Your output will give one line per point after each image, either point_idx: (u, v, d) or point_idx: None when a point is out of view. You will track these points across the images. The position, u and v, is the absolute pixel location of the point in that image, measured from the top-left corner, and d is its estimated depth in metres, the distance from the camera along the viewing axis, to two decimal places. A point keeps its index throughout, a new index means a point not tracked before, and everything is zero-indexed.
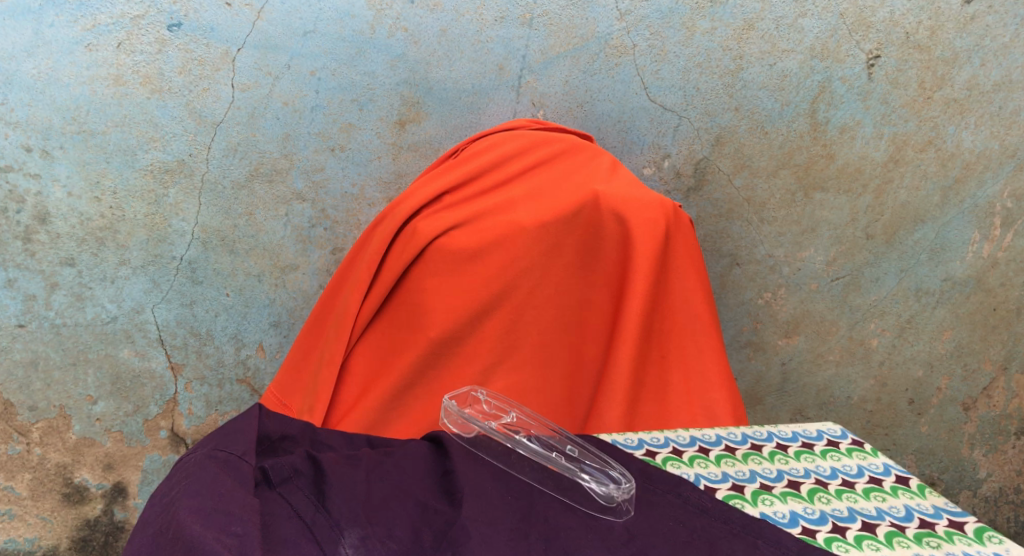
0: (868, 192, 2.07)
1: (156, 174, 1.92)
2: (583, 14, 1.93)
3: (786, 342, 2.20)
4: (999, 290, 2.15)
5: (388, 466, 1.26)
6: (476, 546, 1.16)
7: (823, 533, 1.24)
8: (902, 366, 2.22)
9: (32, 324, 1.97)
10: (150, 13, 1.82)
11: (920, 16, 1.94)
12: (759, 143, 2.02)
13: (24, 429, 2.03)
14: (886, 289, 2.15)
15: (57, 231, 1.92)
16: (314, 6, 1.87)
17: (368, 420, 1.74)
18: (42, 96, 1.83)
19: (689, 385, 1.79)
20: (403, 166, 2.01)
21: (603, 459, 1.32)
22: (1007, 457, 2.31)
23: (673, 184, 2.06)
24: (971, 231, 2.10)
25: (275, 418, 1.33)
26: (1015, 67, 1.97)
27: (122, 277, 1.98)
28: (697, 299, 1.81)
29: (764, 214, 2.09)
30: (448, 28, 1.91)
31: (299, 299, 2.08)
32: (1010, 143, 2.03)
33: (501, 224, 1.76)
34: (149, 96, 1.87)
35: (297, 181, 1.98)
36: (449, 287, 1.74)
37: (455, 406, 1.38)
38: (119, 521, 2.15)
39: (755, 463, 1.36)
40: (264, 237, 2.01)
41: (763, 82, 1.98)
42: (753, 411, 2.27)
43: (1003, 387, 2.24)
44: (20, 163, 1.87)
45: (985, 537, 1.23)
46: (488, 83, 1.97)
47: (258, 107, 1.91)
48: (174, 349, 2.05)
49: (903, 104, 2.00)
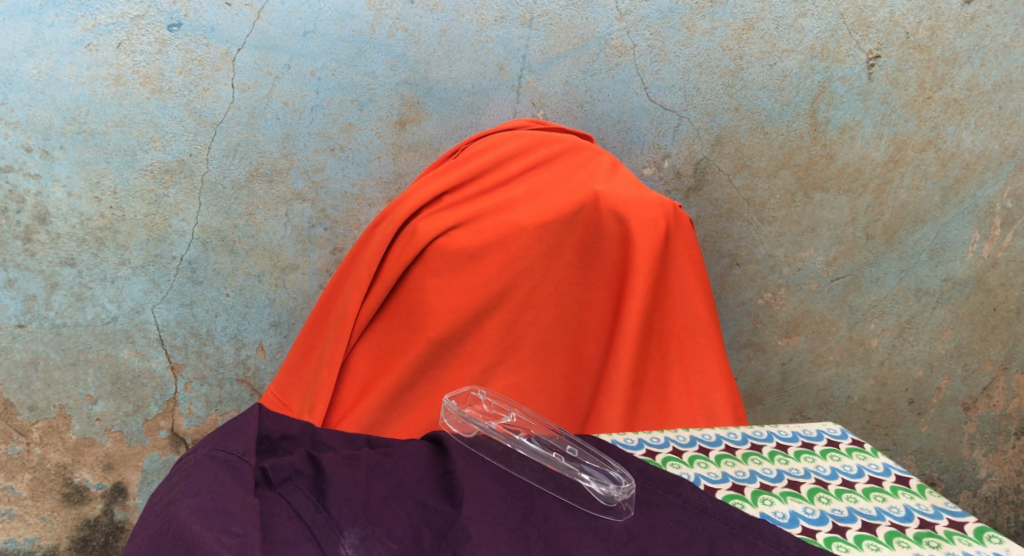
0: (868, 192, 2.07)
1: (156, 174, 1.92)
2: (583, 14, 1.93)
3: (786, 343, 2.20)
4: (999, 290, 2.15)
5: (387, 466, 1.26)
6: (476, 546, 1.16)
7: (823, 533, 1.24)
8: (902, 366, 2.22)
9: (32, 324, 1.97)
10: (150, 12, 1.82)
11: (920, 16, 1.94)
12: (759, 143, 2.02)
13: (24, 429, 2.03)
14: (887, 289, 2.15)
15: (57, 231, 1.92)
16: (314, 6, 1.86)
17: (368, 420, 1.74)
18: (42, 96, 1.83)
19: (689, 385, 1.79)
20: (403, 166, 2.01)
21: (603, 459, 1.32)
22: (1007, 457, 2.31)
23: (673, 184, 2.06)
24: (971, 231, 2.10)
25: (275, 417, 1.33)
26: (1015, 67, 1.97)
27: (122, 277, 1.98)
28: (697, 298, 1.81)
29: (764, 214, 2.09)
30: (448, 28, 1.91)
31: (299, 299, 2.08)
32: (1010, 143, 2.03)
33: (501, 224, 1.76)
34: (149, 96, 1.87)
35: (297, 182, 1.98)
36: (449, 287, 1.74)
37: (455, 406, 1.38)
38: (119, 521, 2.15)
39: (755, 463, 1.36)
40: (264, 237, 2.01)
41: (763, 82, 1.98)
42: (753, 411, 2.27)
43: (1003, 387, 2.24)
44: (20, 163, 1.87)
45: (985, 537, 1.23)
46: (488, 83, 1.97)
47: (258, 107, 1.91)
48: (174, 349, 2.05)
49: (903, 104, 2.00)
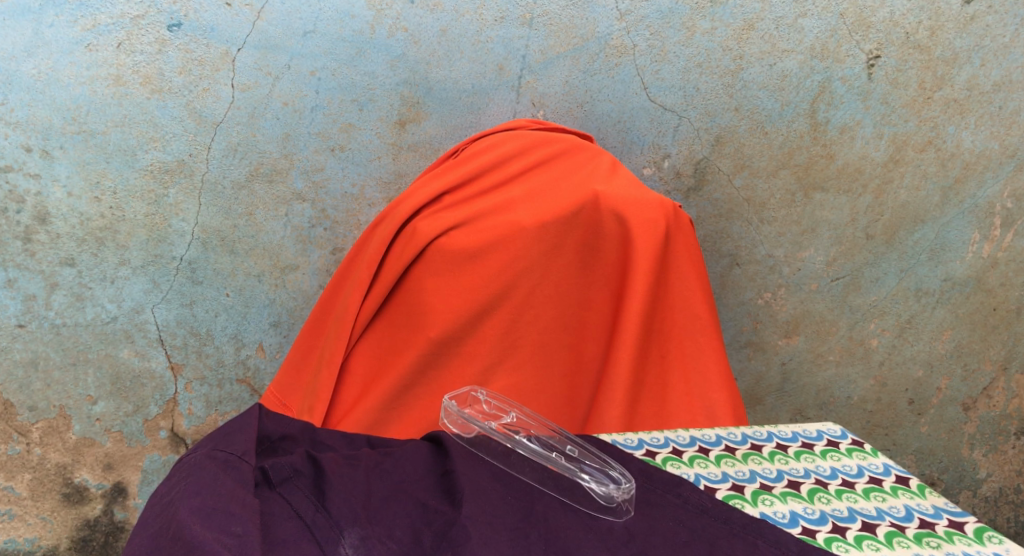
0: (868, 193, 2.07)
1: (156, 174, 1.92)
2: (583, 14, 1.93)
3: (786, 343, 2.20)
4: (999, 290, 2.15)
5: (387, 466, 1.26)
6: (476, 546, 1.16)
7: (823, 533, 1.24)
8: (903, 366, 2.22)
9: (32, 324, 1.97)
10: (150, 12, 1.82)
11: (920, 16, 1.94)
12: (759, 143, 2.03)
13: (24, 429, 2.03)
14: (887, 289, 2.15)
15: (57, 231, 1.92)
16: (314, 6, 1.86)
17: (368, 420, 1.74)
18: (42, 96, 1.83)
19: (689, 385, 1.79)
20: (403, 166, 2.01)
21: (603, 459, 1.32)
22: (1007, 457, 2.31)
23: (673, 184, 2.06)
24: (971, 231, 2.10)
25: (275, 417, 1.33)
26: (1015, 67, 1.97)
27: (122, 277, 1.98)
28: (698, 299, 1.81)
29: (764, 214, 2.09)
30: (448, 28, 1.91)
31: (299, 299, 2.08)
32: (1010, 143, 2.03)
33: (500, 224, 1.76)
34: (149, 96, 1.87)
35: (297, 182, 1.98)
36: (449, 287, 1.74)
37: (455, 406, 1.38)
38: (119, 521, 2.15)
39: (754, 463, 1.36)
40: (264, 237, 2.01)
41: (763, 82, 1.98)
42: (753, 411, 2.27)
43: (1004, 387, 2.24)
44: (20, 163, 1.87)
45: (985, 537, 1.23)
46: (488, 83, 1.97)
47: (258, 107, 1.91)
48: (174, 349, 2.05)
49: (904, 104, 2.00)
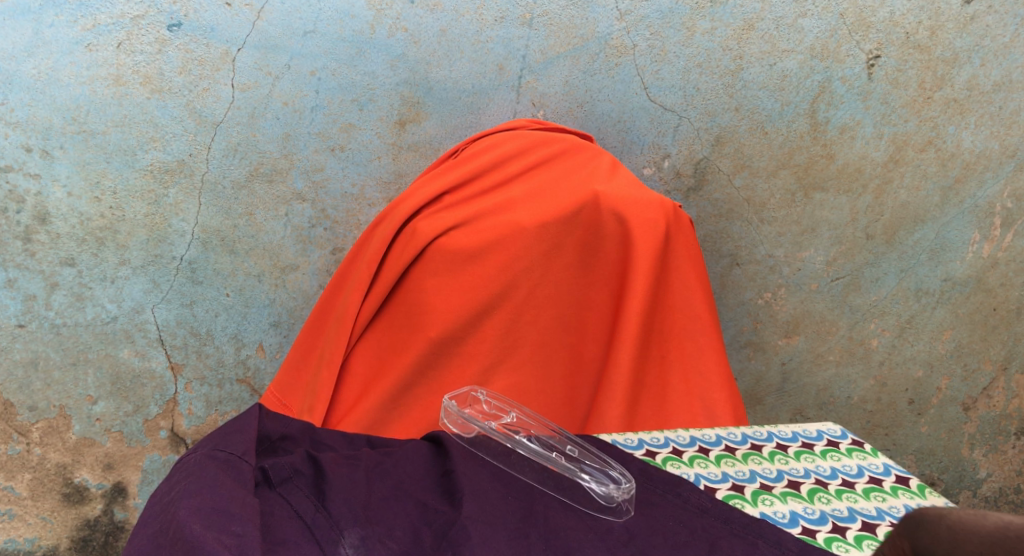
0: (868, 192, 2.07)
1: (156, 174, 1.92)
2: (583, 14, 1.93)
3: (786, 343, 2.20)
4: (999, 290, 2.15)
5: (387, 466, 1.26)
6: (476, 546, 1.16)
7: (823, 533, 1.24)
8: (903, 366, 2.22)
9: (32, 324, 1.97)
10: (150, 13, 1.82)
11: (920, 16, 1.94)
12: (759, 143, 2.03)
13: (24, 429, 2.03)
14: (887, 289, 2.15)
15: (57, 231, 1.92)
16: (314, 6, 1.86)
17: (368, 420, 1.73)
18: (42, 96, 1.83)
19: (690, 385, 1.79)
20: (403, 166, 2.01)
21: (603, 459, 1.32)
22: (1007, 457, 2.31)
23: (673, 184, 2.06)
24: (971, 231, 2.10)
25: (275, 418, 1.33)
26: (1015, 67, 1.97)
27: (122, 277, 1.98)
28: (698, 298, 1.81)
29: (764, 214, 2.09)
30: (448, 28, 1.92)
31: (299, 299, 2.08)
32: (1010, 143, 2.03)
33: (500, 224, 1.76)
34: (149, 96, 1.87)
35: (297, 182, 1.98)
36: (449, 287, 1.74)
37: (456, 406, 1.39)
38: (119, 521, 2.14)
39: (754, 463, 1.36)
40: (264, 237, 2.01)
41: (763, 82, 1.98)
42: (753, 411, 2.27)
43: (1004, 387, 2.24)
44: (20, 163, 1.87)
45: None
46: (488, 83, 1.97)
47: (258, 107, 1.91)
48: (174, 349, 2.05)
49: (904, 104, 2.00)
